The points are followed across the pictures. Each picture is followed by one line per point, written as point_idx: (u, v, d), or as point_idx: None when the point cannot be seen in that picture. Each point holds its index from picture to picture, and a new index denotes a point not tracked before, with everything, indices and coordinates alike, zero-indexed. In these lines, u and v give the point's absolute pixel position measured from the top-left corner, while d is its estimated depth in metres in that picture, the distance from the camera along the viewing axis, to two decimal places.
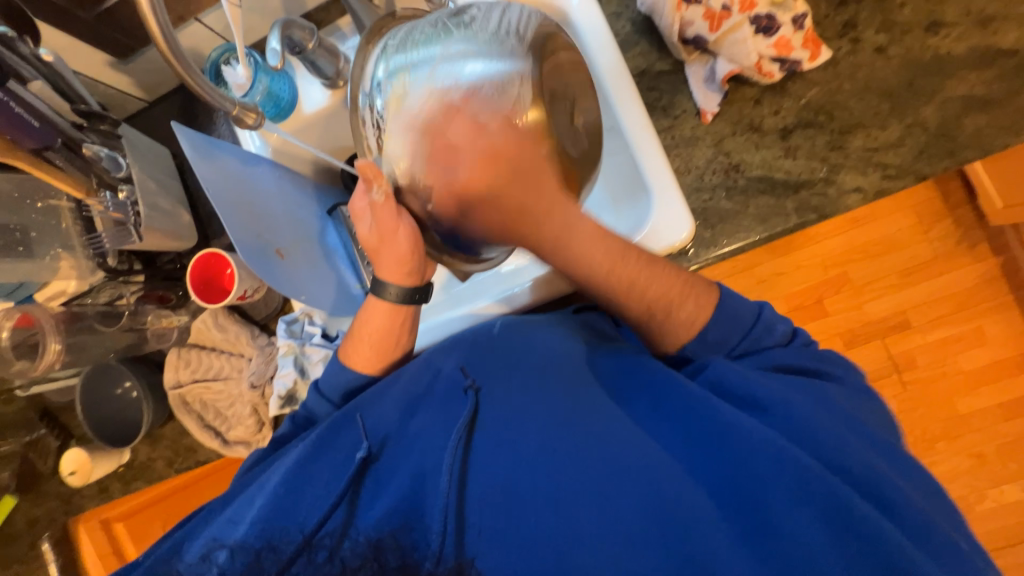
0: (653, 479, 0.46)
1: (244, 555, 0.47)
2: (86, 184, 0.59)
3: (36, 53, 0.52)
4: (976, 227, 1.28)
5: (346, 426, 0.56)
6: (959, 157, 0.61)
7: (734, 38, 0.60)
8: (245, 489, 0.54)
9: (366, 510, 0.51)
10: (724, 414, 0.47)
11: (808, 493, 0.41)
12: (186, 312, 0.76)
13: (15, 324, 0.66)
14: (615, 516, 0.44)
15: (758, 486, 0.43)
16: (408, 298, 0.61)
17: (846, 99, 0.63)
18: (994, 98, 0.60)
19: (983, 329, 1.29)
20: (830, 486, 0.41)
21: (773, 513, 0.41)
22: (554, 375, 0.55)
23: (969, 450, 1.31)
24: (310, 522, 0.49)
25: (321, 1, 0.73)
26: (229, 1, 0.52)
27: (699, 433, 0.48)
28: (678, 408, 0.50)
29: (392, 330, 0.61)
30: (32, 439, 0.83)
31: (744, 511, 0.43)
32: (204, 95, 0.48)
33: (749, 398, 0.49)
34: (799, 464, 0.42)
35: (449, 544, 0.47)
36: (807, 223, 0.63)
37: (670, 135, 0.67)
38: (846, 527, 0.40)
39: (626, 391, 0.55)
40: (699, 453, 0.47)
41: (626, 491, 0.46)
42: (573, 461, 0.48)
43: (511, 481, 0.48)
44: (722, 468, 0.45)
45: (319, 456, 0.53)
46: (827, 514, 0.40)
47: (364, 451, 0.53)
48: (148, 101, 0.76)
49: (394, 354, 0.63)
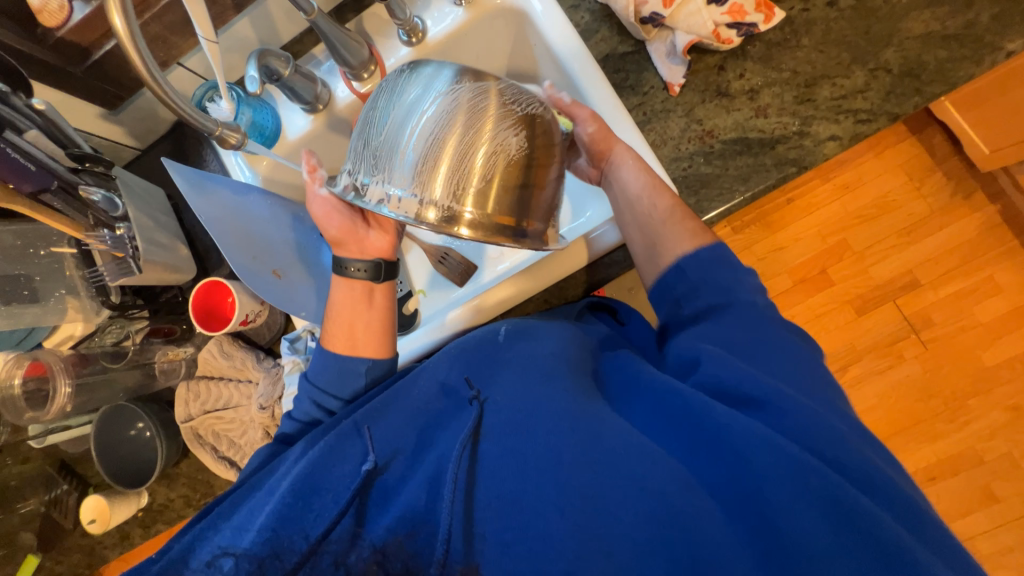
0: (662, 485, 0.45)
1: (248, 563, 0.47)
2: (85, 224, 0.61)
3: (29, 104, 0.55)
4: (967, 176, 1.27)
5: (354, 438, 0.55)
6: (926, 93, 0.62)
7: (689, 9, 0.62)
8: (253, 495, 0.54)
9: (373, 520, 0.51)
10: (716, 412, 0.46)
11: (821, 499, 0.40)
12: (191, 345, 0.78)
13: (25, 372, 0.69)
14: (617, 526, 0.44)
15: (761, 487, 0.42)
16: (371, 274, 0.64)
17: (807, 54, 0.64)
18: (951, 33, 0.61)
19: (994, 278, 1.27)
20: (844, 495, 0.40)
21: (783, 521, 0.40)
22: (558, 380, 0.55)
23: (1001, 404, 1.26)
24: (316, 528, 0.49)
25: (295, 33, 0.77)
26: (207, 39, 0.54)
27: (698, 431, 0.47)
28: (676, 409, 0.49)
29: (353, 307, 0.63)
30: (52, 498, 0.82)
31: (754, 514, 0.42)
32: (193, 121, 0.50)
33: (738, 394, 0.47)
34: (800, 463, 0.41)
35: (455, 550, 0.48)
36: (788, 177, 0.64)
37: (642, 111, 0.68)
38: (845, 519, 0.39)
39: (629, 399, 0.55)
40: (701, 454, 0.46)
41: (632, 500, 0.45)
42: (580, 467, 0.47)
43: (519, 489, 0.48)
44: (729, 469, 0.44)
45: (325, 469, 0.52)
46: (826, 509, 0.40)
47: (371, 465, 0.52)
48: (140, 148, 0.79)
49: (366, 337, 0.62)
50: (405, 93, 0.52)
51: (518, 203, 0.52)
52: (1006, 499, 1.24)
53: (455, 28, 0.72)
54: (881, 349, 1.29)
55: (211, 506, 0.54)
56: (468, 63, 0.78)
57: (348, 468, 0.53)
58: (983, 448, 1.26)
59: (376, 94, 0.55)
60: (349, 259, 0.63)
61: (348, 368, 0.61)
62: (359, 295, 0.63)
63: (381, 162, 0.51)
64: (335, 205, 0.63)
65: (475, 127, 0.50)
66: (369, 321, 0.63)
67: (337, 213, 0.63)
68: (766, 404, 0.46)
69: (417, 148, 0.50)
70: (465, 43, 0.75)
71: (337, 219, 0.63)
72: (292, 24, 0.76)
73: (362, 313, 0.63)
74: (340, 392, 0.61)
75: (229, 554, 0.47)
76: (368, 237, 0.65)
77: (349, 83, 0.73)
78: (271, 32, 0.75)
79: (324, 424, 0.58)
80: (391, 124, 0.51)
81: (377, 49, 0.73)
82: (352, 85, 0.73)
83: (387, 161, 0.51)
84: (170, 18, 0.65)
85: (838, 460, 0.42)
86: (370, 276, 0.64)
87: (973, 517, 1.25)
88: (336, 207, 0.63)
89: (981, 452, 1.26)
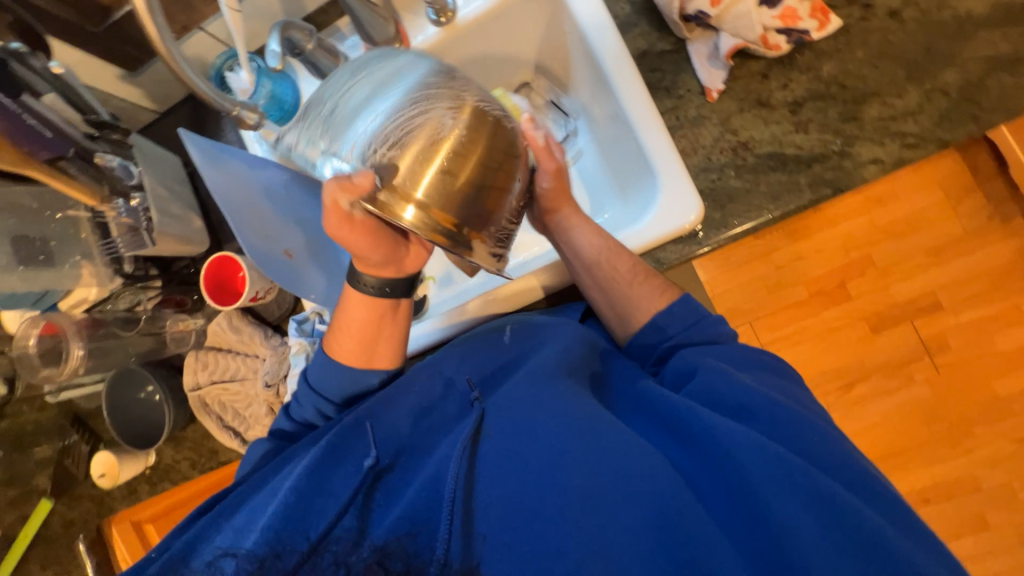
0: (661, 487, 0.45)
1: (249, 562, 0.46)
2: (100, 193, 0.61)
3: (46, 67, 0.54)
4: (1009, 201, 1.21)
5: (357, 433, 0.55)
6: (983, 122, 0.57)
7: (738, 10, 0.59)
8: (260, 489, 0.55)
9: (377, 522, 0.50)
10: (711, 420, 0.48)
11: (815, 503, 0.42)
12: (202, 316, 0.79)
13: (41, 331, 0.71)
14: (616, 525, 0.44)
15: (753, 493, 0.43)
16: (383, 291, 0.60)
17: (859, 67, 0.60)
18: (1019, 57, 0.57)
19: (1020, 308, 1.23)
20: (847, 507, 0.41)
21: (778, 522, 0.42)
22: (558, 381, 0.54)
23: (1007, 435, 1.24)
24: (316, 528, 0.49)
25: (320, 3, 0.74)
26: (230, 7, 0.51)
27: (689, 435, 0.49)
28: (670, 415, 0.51)
29: (376, 321, 0.60)
30: (65, 446, 0.85)
31: (746, 518, 0.44)
32: (207, 99, 0.48)
33: (735, 405, 0.49)
34: (795, 470, 0.43)
35: (455, 549, 0.47)
36: (821, 199, 0.61)
37: (675, 116, 0.65)
38: (836, 518, 0.41)
39: (627, 405, 0.56)
40: (696, 459, 0.48)
41: (632, 503, 0.45)
42: (580, 468, 0.47)
43: (520, 489, 0.48)
44: (721, 474, 0.46)
45: (328, 467, 0.53)
46: (820, 509, 0.42)
47: (373, 460, 0.53)
48: (159, 112, 0.78)
49: (382, 347, 0.62)
50: (369, 69, 0.49)
51: (469, 205, 0.46)
52: (996, 528, 1.24)
53: (486, 10, 0.68)
54: (892, 369, 1.27)
55: (212, 505, 0.55)
56: (497, 47, 0.74)
57: (351, 468, 0.54)
58: (982, 477, 1.25)
59: (349, 64, 0.52)
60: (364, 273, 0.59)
61: (342, 359, 0.61)
62: (384, 310, 0.61)
63: (341, 131, 0.47)
64: (376, 232, 0.54)
65: (442, 111, 0.46)
66: (391, 335, 0.62)
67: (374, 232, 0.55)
68: (756, 414, 0.48)
69: (380, 121, 0.46)
70: (496, 27, 0.71)
71: (373, 241, 0.55)
72: None
73: (385, 324, 0.61)
74: (335, 398, 0.61)
75: (230, 555, 0.48)
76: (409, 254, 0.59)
77: None
78: (295, 0, 0.72)
79: (318, 429, 0.59)
80: (349, 98, 0.48)
81: (404, 27, 0.69)
82: None
83: (345, 131, 0.47)
84: None
85: (826, 464, 0.45)
86: (394, 294, 0.60)
87: (962, 541, 1.26)
88: (376, 230, 0.54)
89: (980, 480, 1.25)
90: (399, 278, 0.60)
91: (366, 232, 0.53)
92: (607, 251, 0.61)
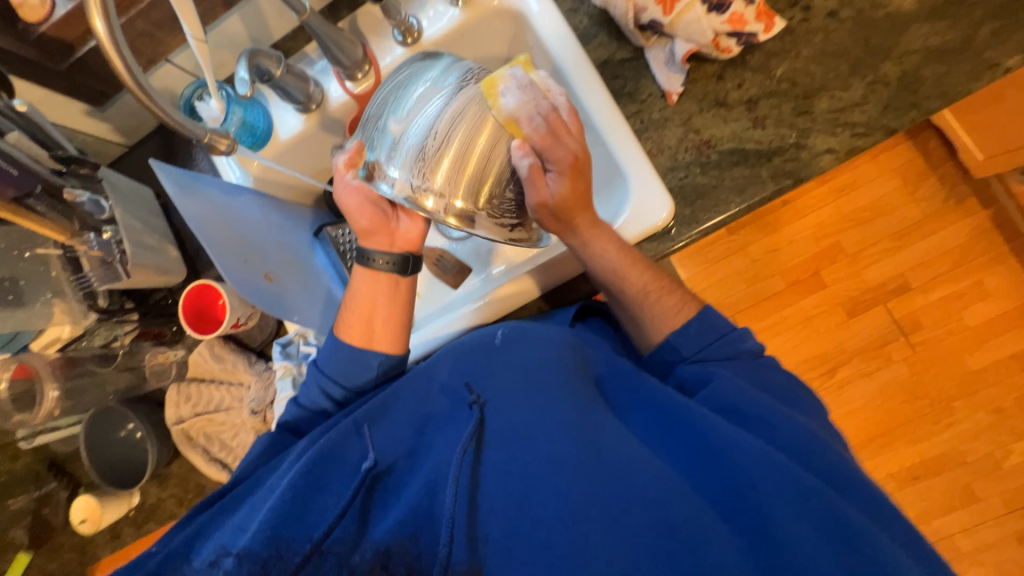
0: (664, 497, 0.46)
1: (251, 562, 0.44)
2: (70, 228, 0.61)
3: (9, 105, 0.55)
4: (962, 182, 1.28)
5: (354, 437, 0.55)
6: (924, 107, 0.61)
7: (688, 18, 0.61)
8: (254, 493, 0.54)
9: (378, 520, 0.50)
10: (718, 430, 0.48)
11: (818, 515, 0.42)
12: (182, 347, 0.77)
13: (12, 373, 0.68)
14: (618, 534, 0.44)
15: (755, 495, 0.44)
16: (391, 266, 0.62)
17: (806, 65, 0.64)
18: (950, 47, 0.61)
19: (984, 283, 1.28)
20: (829, 502, 0.43)
21: (779, 530, 0.43)
22: (563, 386, 0.55)
23: (985, 407, 1.29)
24: (319, 529, 0.47)
25: (287, 30, 0.75)
26: (195, 38, 0.51)
27: (694, 443, 0.49)
28: (676, 423, 0.51)
29: (373, 296, 0.62)
30: (42, 493, 0.82)
31: (748, 522, 0.44)
32: (176, 127, 0.48)
33: (735, 414, 0.51)
34: (797, 479, 0.44)
35: (458, 549, 0.47)
36: (783, 190, 0.64)
37: (639, 119, 0.68)
38: (837, 530, 0.42)
39: (628, 407, 0.56)
40: (699, 468, 0.49)
41: (633, 510, 0.45)
42: (583, 475, 0.48)
43: (523, 499, 0.48)
44: (724, 480, 0.46)
45: (324, 467, 0.51)
46: (812, 512, 0.43)
47: (372, 462, 0.53)
48: (128, 145, 0.78)
49: (380, 330, 0.62)
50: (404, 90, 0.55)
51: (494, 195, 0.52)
52: (985, 498, 1.27)
53: (450, 28, 0.70)
54: (871, 351, 1.31)
55: (217, 499, 0.54)
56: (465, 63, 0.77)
57: (348, 470, 0.53)
58: (966, 449, 1.28)
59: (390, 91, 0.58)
60: (374, 251, 0.62)
61: (335, 341, 0.61)
62: (384, 286, 0.62)
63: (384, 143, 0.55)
64: (368, 197, 0.60)
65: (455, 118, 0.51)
66: (389, 310, 0.62)
67: (370, 205, 0.61)
68: (759, 422, 0.50)
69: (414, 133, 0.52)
70: (461, 44, 0.73)
71: (361, 203, 0.61)
72: (283, 21, 0.74)
73: (379, 306, 0.62)
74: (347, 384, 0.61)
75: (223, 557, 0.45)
76: (399, 227, 0.63)
77: (342, 83, 0.72)
78: (262, 28, 0.73)
79: (325, 424, 0.58)
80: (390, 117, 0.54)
81: (371, 52, 0.71)
82: (346, 85, 0.72)
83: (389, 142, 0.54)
84: (157, 14, 0.63)
85: (826, 474, 0.46)
86: (398, 268, 0.62)
87: (952, 515, 1.28)
88: (369, 198, 0.61)
89: (964, 454, 1.28)
90: (396, 251, 0.63)
91: (363, 203, 0.61)
92: (619, 274, 0.59)
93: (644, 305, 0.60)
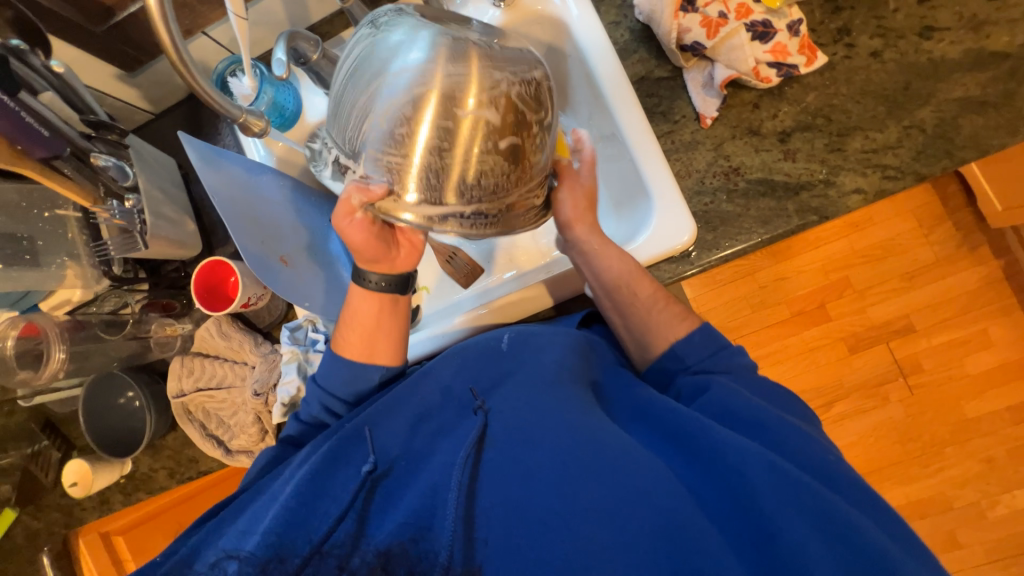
0: (664, 500, 0.44)
1: (251, 566, 0.45)
2: (94, 194, 0.59)
3: (46, 65, 0.55)
4: (977, 230, 1.28)
5: (356, 440, 0.54)
6: (957, 157, 0.61)
7: (732, 43, 0.61)
8: (256, 501, 0.53)
9: (377, 524, 0.50)
10: (714, 432, 0.47)
11: (828, 531, 0.40)
12: (189, 320, 0.77)
13: (21, 332, 0.69)
14: (620, 540, 0.42)
15: (759, 508, 0.42)
16: (390, 286, 0.61)
17: (844, 102, 0.64)
18: (989, 99, 0.61)
19: (988, 332, 1.29)
20: (834, 509, 0.41)
21: (790, 543, 0.40)
22: (564, 392, 0.53)
23: (977, 455, 1.29)
24: (319, 531, 0.48)
25: (326, 14, 0.75)
26: (235, 15, 0.50)
27: (697, 454, 0.47)
28: (683, 435, 0.49)
29: (376, 317, 0.61)
30: (34, 451, 0.82)
31: (755, 538, 0.41)
32: (211, 102, 0.48)
33: (738, 419, 0.49)
34: (800, 484, 0.42)
35: (457, 555, 0.46)
36: (808, 225, 0.63)
37: (670, 140, 0.67)
38: (851, 547, 0.39)
39: (633, 418, 0.54)
40: (693, 468, 0.47)
41: (635, 515, 0.43)
42: (583, 478, 0.46)
43: (522, 498, 0.47)
44: (729, 493, 0.44)
45: (329, 470, 0.52)
46: (815, 519, 0.41)
47: (371, 466, 0.52)
48: (154, 113, 0.77)
49: (383, 343, 0.62)
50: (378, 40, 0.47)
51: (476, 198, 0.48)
52: (968, 547, 1.28)
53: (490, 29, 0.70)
54: (869, 389, 1.31)
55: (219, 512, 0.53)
56: None
57: (351, 472, 0.53)
58: (953, 496, 1.28)
59: (364, 34, 0.48)
60: (368, 271, 0.60)
61: (345, 342, 0.61)
62: (386, 305, 0.61)
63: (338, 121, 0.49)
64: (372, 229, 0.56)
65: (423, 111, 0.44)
66: (394, 328, 0.62)
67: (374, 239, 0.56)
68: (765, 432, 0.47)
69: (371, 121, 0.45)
70: None
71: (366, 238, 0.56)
72: (323, 5, 0.74)
73: (385, 322, 0.62)
74: (352, 383, 0.61)
75: (234, 558, 0.46)
76: (396, 256, 0.60)
77: None
78: (301, 10, 0.73)
79: (322, 436, 0.57)
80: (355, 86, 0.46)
81: None
82: None
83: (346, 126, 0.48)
84: None
85: (825, 477, 0.44)
86: (396, 289, 0.62)
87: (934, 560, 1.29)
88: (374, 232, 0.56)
89: (951, 499, 1.28)
90: (396, 271, 0.61)
91: (369, 237, 0.56)
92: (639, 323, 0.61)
93: (658, 306, 0.60)
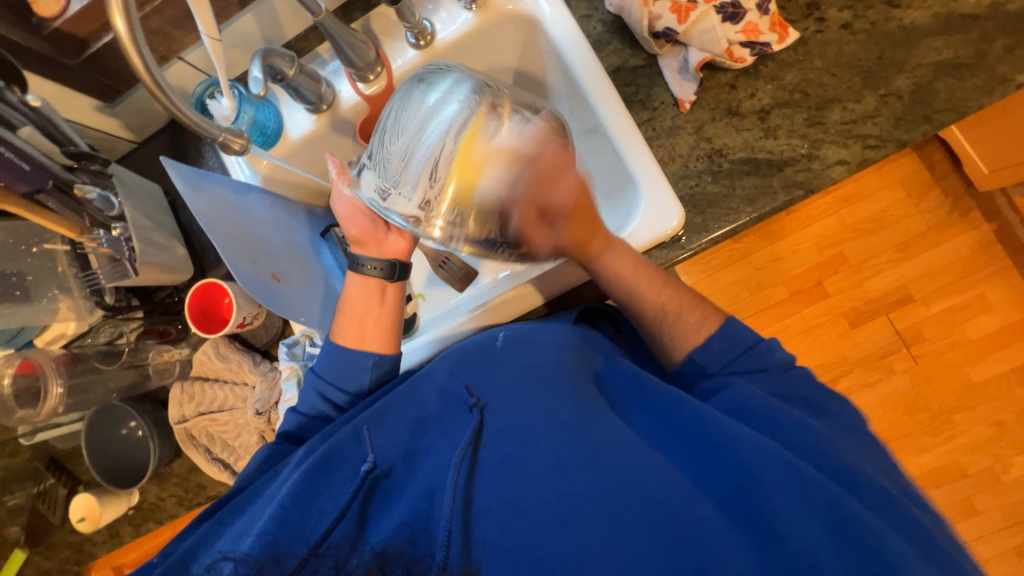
0: (665, 494, 0.45)
1: (248, 566, 0.44)
2: (80, 224, 0.60)
3: (23, 99, 0.55)
4: (966, 194, 1.28)
5: (353, 442, 0.54)
6: (936, 121, 0.62)
7: (703, 26, 0.62)
8: (254, 500, 0.53)
9: (375, 524, 0.49)
10: (725, 426, 0.47)
11: (832, 522, 0.41)
12: (186, 346, 0.76)
13: (17, 369, 0.68)
14: (621, 531, 0.43)
15: (765, 495, 0.43)
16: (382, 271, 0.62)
17: (819, 75, 0.64)
18: (963, 62, 0.61)
19: (986, 296, 1.29)
20: (834, 497, 0.42)
21: (791, 535, 0.40)
22: (562, 388, 0.53)
23: (986, 419, 1.28)
24: (316, 533, 0.47)
25: (300, 30, 0.75)
26: (210, 38, 0.51)
27: (704, 449, 0.48)
28: (689, 429, 0.49)
29: (366, 300, 0.62)
30: (40, 490, 0.81)
31: (759, 527, 0.42)
32: (192, 126, 0.48)
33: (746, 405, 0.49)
34: (803, 475, 0.43)
35: (454, 556, 0.45)
36: (794, 200, 0.64)
37: (651, 127, 0.68)
38: (854, 538, 0.40)
39: (631, 408, 0.55)
40: (696, 461, 0.48)
41: (634, 507, 0.44)
42: (583, 474, 0.46)
43: (520, 496, 0.47)
44: (733, 485, 0.45)
45: (325, 472, 0.51)
46: (826, 516, 0.41)
47: (369, 465, 0.52)
48: (137, 141, 0.77)
49: (375, 330, 0.62)
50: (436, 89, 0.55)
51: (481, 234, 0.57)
52: (985, 512, 1.27)
53: (463, 32, 0.70)
54: (873, 362, 1.31)
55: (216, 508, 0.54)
56: (477, 69, 0.77)
57: (349, 471, 0.52)
58: (966, 462, 1.28)
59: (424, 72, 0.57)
60: (365, 257, 0.62)
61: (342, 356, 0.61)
62: (374, 292, 0.62)
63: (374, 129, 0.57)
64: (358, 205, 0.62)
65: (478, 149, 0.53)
66: (382, 311, 0.62)
67: (359, 212, 0.62)
68: None
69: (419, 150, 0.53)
70: (472, 48, 0.73)
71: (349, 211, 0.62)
72: (296, 20, 0.74)
73: (373, 308, 0.62)
74: (353, 394, 0.61)
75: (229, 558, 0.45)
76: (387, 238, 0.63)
77: (354, 83, 0.71)
78: (275, 28, 0.73)
79: (317, 435, 0.57)
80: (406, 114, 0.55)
81: (383, 50, 0.71)
82: (357, 86, 0.72)
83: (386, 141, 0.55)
84: (172, 12, 0.63)
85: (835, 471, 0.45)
86: (387, 273, 0.63)
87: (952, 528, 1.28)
88: (360, 208, 0.62)
89: (964, 466, 1.28)
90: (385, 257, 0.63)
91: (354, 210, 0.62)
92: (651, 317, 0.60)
93: (676, 315, 0.59)
